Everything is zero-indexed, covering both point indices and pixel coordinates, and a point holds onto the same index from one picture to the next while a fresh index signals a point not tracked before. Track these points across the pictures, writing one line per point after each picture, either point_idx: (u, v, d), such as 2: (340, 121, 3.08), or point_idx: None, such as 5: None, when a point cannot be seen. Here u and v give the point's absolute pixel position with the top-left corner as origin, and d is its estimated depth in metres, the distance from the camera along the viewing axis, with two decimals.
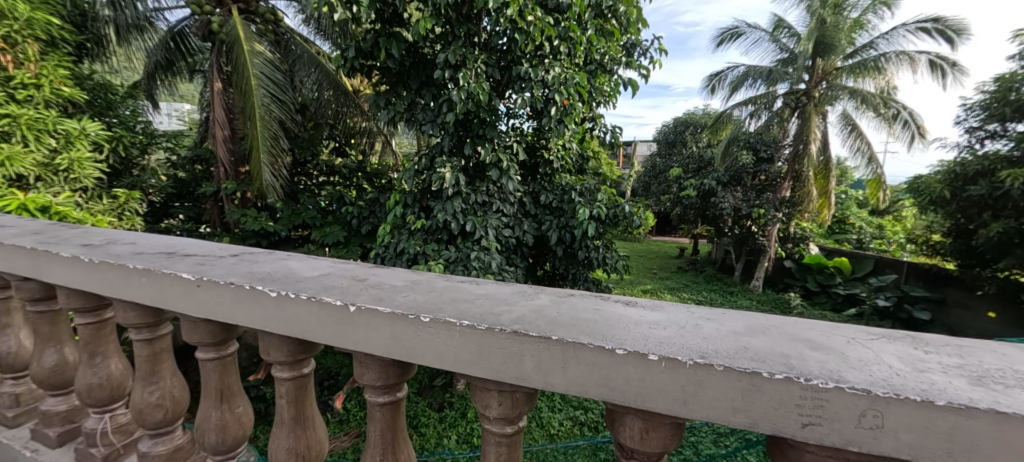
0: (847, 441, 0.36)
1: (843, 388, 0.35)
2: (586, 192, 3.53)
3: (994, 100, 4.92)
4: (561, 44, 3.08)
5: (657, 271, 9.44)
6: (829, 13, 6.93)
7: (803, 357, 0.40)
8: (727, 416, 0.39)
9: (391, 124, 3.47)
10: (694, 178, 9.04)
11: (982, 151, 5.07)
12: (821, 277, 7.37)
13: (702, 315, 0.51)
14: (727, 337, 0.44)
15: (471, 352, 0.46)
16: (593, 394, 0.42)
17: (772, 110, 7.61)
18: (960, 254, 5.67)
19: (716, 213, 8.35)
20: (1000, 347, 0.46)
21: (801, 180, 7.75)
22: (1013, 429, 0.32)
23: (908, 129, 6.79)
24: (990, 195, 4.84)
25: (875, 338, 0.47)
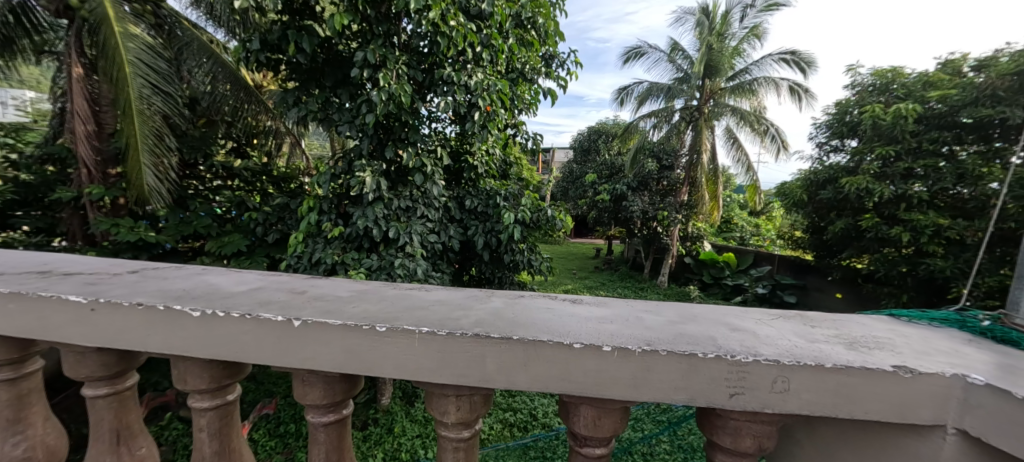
0: (763, 404, 0.42)
1: (760, 360, 0.41)
2: (511, 196, 3.62)
3: (836, 121, 6.01)
4: (483, 51, 3.13)
5: (577, 271, 9.97)
6: (714, 40, 7.91)
7: (726, 337, 0.47)
8: (671, 395, 0.43)
9: (302, 124, 3.21)
10: (607, 183, 9.77)
11: (829, 162, 6.12)
12: (713, 270, 8.39)
13: (640, 307, 0.56)
14: (665, 326, 0.49)
15: (433, 359, 0.46)
16: (553, 388, 0.44)
17: (671, 123, 8.59)
18: (815, 246, 6.76)
19: (627, 215, 9.08)
20: (859, 319, 0.58)
21: (696, 185, 8.72)
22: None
23: (775, 143, 8.03)
24: (836, 198, 5.87)
25: (775, 318, 0.56)
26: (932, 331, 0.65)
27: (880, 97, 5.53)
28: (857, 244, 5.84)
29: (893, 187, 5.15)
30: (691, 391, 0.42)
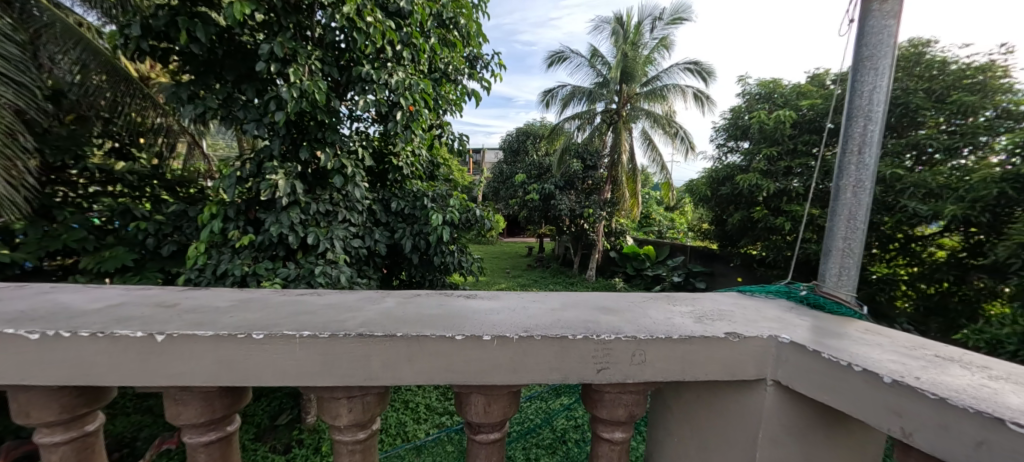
0: (624, 375, 0.49)
1: (620, 338, 0.47)
2: (439, 198, 3.59)
3: (732, 124, 6.73)
4: (404, 49, 3.06)
5: (510, 270, 10.11)
6: (629, 48, 8.46)
7: (599, 320, 0.52)
8: (547, 376, 0.48)
9: (199, 122, 2.90)
10: (536, 183, 10.03)
11: (727, 161, 6.84)
12: (636, 262, 9.00)
13: (529, 297, 0.61)
14: (547, 313, 0.54)
15: (316, 363, 0.46)
16: (438, 379, 0.47)
17: (594, 125, 9.06)
18: (718, 237, 7.49)
19: (555, 213, 9.41)
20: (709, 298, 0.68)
21: (617, 183, 9.28)
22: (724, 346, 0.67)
23: (684, 144, 8.79)
24: (733, 194, 6.57)
25: (644, 301, 0.63)
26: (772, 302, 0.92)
27: (765, 104, 6.29)
28: (753, 234, 6.60)
29: (778, 183, 5.88)
30: (563, 370, 0.47)
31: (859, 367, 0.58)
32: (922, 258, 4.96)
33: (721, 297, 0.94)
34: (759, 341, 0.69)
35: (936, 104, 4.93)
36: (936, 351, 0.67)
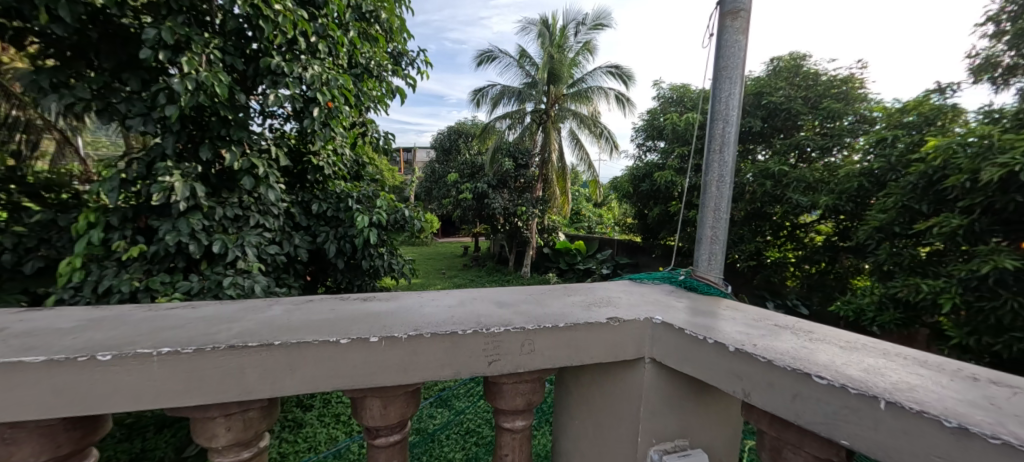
0: (512, 363, 0.64)
1: (509, 329, 0.62)
2: (364, 198, 3.44)
3: (649, 125, 7.24)
4: (319, 42, 2.89)
5: (446, 270, 10.00)
6: (555, 51, 8.71)
7: (489, 316, 0.65)
8: (440, 372, 0.60)
9: (69, 117, 2.51)
10: (469, 183, 10.01)
11: (646, 159, 7.33)
12: (568, 257, 9.36)
13: (426, 300, 0.71)
14: (441, 313, 0.65)
15: (180, 380, 0.51)
16: (323, 384, 0.55)
17: (524, 125, 9.23)
18: (641, 231, 8.02)
19: (489, 212, 9.46)
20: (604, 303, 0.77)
21: (548, 182, 9.56)
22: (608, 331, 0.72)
23: (609, 143, 9.27)
24: (652, 190, 7.06)
25: (518, 302, 0.77)
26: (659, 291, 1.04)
27: (676, 108, 6.87)
28: (670, 226, 7.15)
29: (690, 179, 6.42)
30: (457, 364, 0.60)
31: (713, 341, 0.68)
32: (806, 242, 5.70)
33: (621, 288, 1.04)
34: (637, 324, 0.76)
35: (811, 110, 5.70)
36: (777, 321, 0.82)
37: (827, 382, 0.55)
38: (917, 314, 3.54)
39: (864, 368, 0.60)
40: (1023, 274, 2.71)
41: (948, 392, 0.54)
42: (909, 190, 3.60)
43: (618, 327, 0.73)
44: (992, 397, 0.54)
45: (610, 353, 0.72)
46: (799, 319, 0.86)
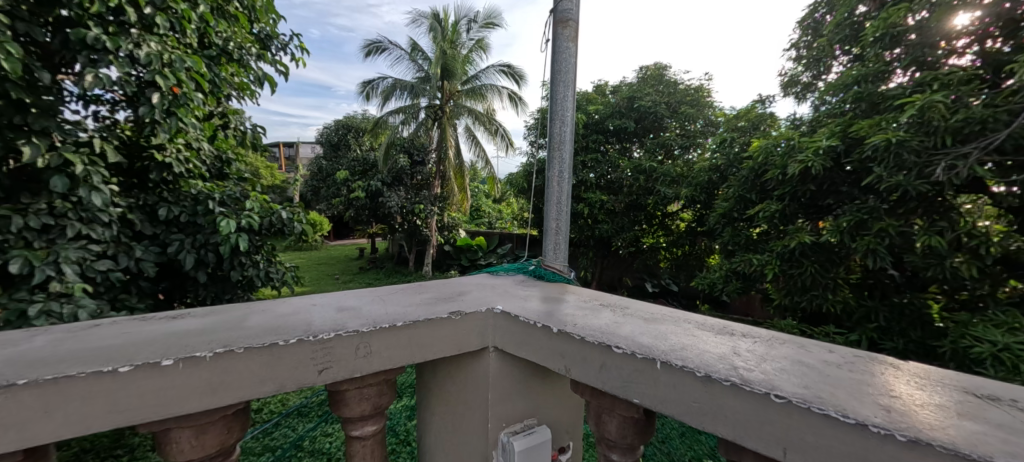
0: (343, 368, 0.80)
1: (337, 336, 0.78)
2: (230, 200, 3.01)
3: (540, 124, 7.59)
4: (159, 14, 2.39)
5: (340, 275, 9.34)
6: (448, 46, 8.61)
7: (322, 328, 0.80)
8: (264, 387, 0.73)
9: None
10: (361, 180, 9.44)
11: (538, 155, 7.69)
12: (469, 254, 9.43)
13: (267, 321, 0.83)
14: (279, 330, 0.79)
15: (14, 418, 0.57)
16: (162, 406, 0.65)
17: (419, 121, 9.00)
18: (538, 224, 8.39)
19: (385, 211, 9.06)
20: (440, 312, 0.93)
21: (446, 179, 9.50)
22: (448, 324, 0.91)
23: (505, 141, 9.53)
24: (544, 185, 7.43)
25: (355, 310, 0.93)
26: (523, 291, 1.18)
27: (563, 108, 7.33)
28: None
29: (578, 175, 6.89)
30: (290, 376, 0.75)
31: (541, 325, 0.87)
32: (672, 229, 6.54)
33: (487, 289, 1.19)
34: (479, 315, 0.97)
35: (673, 114, 6.54)
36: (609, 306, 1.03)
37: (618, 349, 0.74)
38: (752, 283, 4.28)
39: (654, 336, 0.80)
40: (817, 247, 3.47)
41: (709, 349, 0.74)
42: (744, 182, 4.34)
43: (459, 319, 0.93)
44: (737, 348, 0.75)
45: (448, 343, 0.91)
46: (631, 301, 1.07)
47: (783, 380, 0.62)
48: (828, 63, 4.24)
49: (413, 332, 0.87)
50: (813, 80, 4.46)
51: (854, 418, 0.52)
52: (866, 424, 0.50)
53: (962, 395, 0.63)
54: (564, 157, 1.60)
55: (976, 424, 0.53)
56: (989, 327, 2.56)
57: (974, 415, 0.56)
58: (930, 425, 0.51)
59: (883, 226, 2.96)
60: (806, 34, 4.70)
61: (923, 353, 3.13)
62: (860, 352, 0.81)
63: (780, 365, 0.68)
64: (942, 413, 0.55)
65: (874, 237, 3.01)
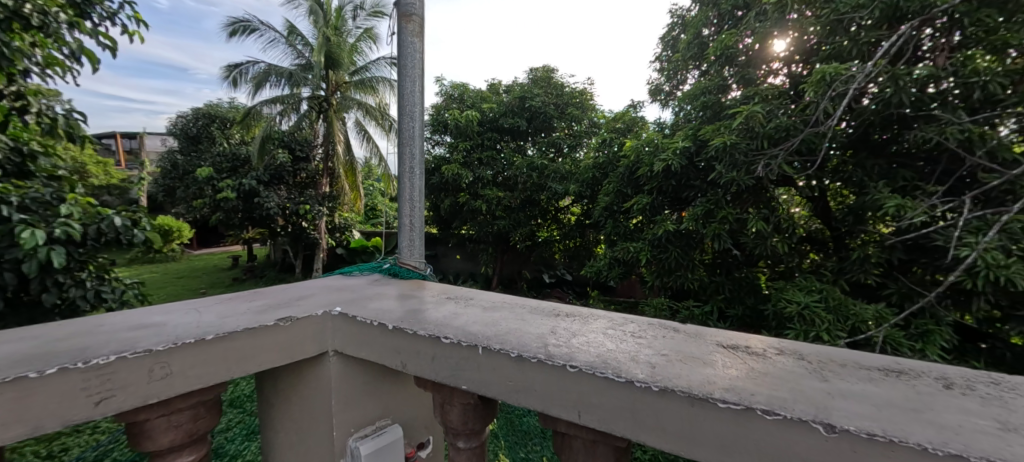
0: (130, 392, 0.72)
1: (122, 358, 0.70)
2: (35, 204, 2.34)
3: (434, 120, 7.46)
4: None
5: (209, 289, 8.10)
6: (332, 33, 7.92)
7: (101, 352, 0.72)
8: (8, 430, 0.62)
9: None
10: (231, 178, 8.26)
11: (434, 152, 7.54)
12: (365, 256, 8.93)
13: (14, 354, 0.70)
14: (33, 361, 0.67)
15: None
16: None
17: (301, 112, 8.20)
18: (437, 222, 8.27)
19: (263, 213, 8.08)
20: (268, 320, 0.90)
21: (335, 176, 8.84)
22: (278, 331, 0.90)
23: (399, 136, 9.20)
24: (441, 183, 7.32)
25: (151, 330, 0.84)
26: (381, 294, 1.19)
27: (458, 104, 7.33)
28: (461, 217, 7.59)
29: (474, 172, 6.93)
30: (54, 411, 0.65)
31: (378, 324, 0.91)
32: (564, 222, 6.95)
33: (329, 293, 1.20)
34: (317, 319, 0.98)
35: (561, 115, 6.94)
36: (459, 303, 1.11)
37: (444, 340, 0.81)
38: (631, 268, 4.77)
39: (484, 325, 0.88)
40: (678, 235, 3.97)
41: (531, 332, 0.84)
42: (621, 178, 4.81)
43: (289, 325, 0.92)
44: (556, 330, 0.87)
45: (276, 351, 0.90)
46: (480, 297, 1.18)
47: (583, 351, 0.73)
48: (682, 76, 4.91)
49: (231, 344, 0.83)
50: (673, 90, 5.12)
51: (625, 377, 0.63)
52: (632, 381, 0.62)
53: (716, 349, 0.81)
54: (413, 152, 1.82)
55: (715, 369, 0.68)
56: (798, 291, 3.20)
57: (716, 363, 0.72)
58: (680, 373, 0.65)
59: (725, 214, 3.52)
60: (667, 49, 5.36)
61: (756, 317, 3.82)
62: (656, 325, 0.98)
63: (585, 339, 0.81)
64: (695, 364, 0.70)
65: (720, 223, 3.56)
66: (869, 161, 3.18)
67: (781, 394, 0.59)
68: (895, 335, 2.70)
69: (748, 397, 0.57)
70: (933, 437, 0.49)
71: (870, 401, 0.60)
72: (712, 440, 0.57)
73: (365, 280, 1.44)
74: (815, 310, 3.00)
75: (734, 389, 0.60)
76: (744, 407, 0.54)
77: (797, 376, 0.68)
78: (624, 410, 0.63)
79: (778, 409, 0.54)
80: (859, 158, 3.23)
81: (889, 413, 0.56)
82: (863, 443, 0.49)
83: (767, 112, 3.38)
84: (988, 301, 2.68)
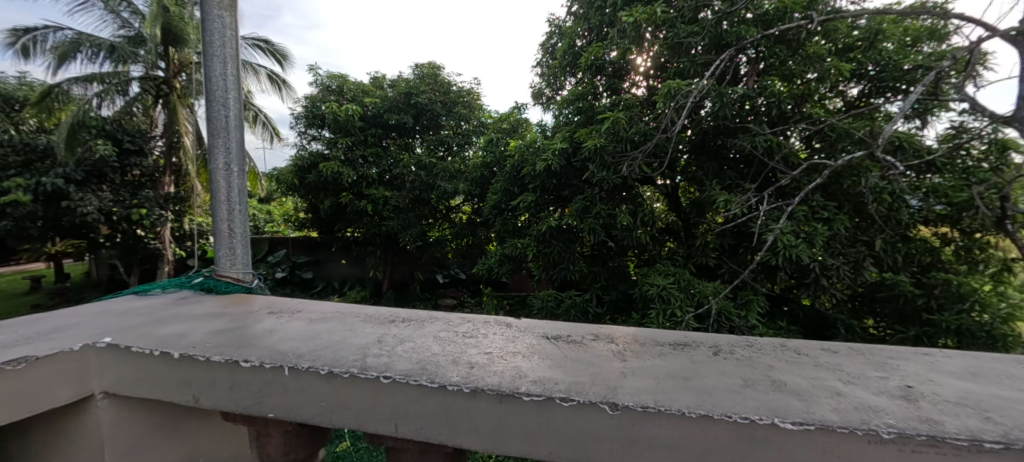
0: None
1: None
2: None
3: (309, 113, 6.78)
4: None
5: None
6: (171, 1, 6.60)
7: None
8: None
9: None
10: (23, 175, 6.39)
11: (310, 148, 6.85)
12: None
13: None
14: None
15: None
16: None
17: (129, 96, 6.84)
18: (316, 225, 7.56)
19: (78, 220, 6.43)
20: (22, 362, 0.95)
21: (183, 174, 7.56)
22: (27, 372, 0.96)
23: (266, 129, 8.18)
24: (319, 182, 6.67)
25: None
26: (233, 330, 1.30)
27: (335, 97, 6.77)
28: (343, 218, 7.04)
29: (356, 171, 6.47)
30: None
31: (159, 352, 1.06)
32: (455, 221, 6.89)
33: (100, 326, 1.25)
34: (76, 354, 1.06)
35: (448, 113, 6.87)
36: (249, 332, 1.29)
37: (227, 360, 1.02)
38: (519, 264, 4.93)
39: (274, 348, 1.11)
40: (558, 231, 4.27)
41: (352, 344, 1.19)
42: (508, 176, 4.94)
43: (43, 364, 0.99)
44: (392, 344, 1.23)
45: (30, 389, 0.97)
46: (281, 324, 1.40)
47: (405, 360, 1.07)
48: (560, 82, 5.23)
49: None
50: (554, 94, 5.40)
51: (437, 383, 0.93)
52: (444, 385, 0.92)
53: (533, 347, 1.27)
54: (230, 140, 2.24)
55: (529, 362, 1.12)
56: (657, 275, 3.63)
57: (533, 356, 1.17)
58: (496, 371, 1.03)
59: (599, 210, 3.85)
60: (547, 55, 5.66)
61: (626, 300, 4.28)
62: (506, 334, 1.42)
63: (407, 346, 1.20)
64: (515, 359, 1.13)
65: (594, 218, 3.88)
66: (707, 163, 3.81)
67: (579, 382, 0.98)
68: (727, 307, 3.28)
69: (548, 387, 0.94)
70: (692, 403, 0.89)
71: (653, 377, 1.04)
72: (522, 420, 0.90)
73: (166, 314, 1.51)
74: (671, 290, 3.45)
75: (539, 380, 0.98)
76: (547, 398, 0.88)
77: (607, 366, 1.12)
78: (438, 407, 0.93)
79: (576, 397, 0.89)
80: (699, 160, 3.85)
81: (669, 388, 0.97)
82: (642, 414, 0.85)
83: (630, 119, 3.79)
84: (786, 273, 3.39)
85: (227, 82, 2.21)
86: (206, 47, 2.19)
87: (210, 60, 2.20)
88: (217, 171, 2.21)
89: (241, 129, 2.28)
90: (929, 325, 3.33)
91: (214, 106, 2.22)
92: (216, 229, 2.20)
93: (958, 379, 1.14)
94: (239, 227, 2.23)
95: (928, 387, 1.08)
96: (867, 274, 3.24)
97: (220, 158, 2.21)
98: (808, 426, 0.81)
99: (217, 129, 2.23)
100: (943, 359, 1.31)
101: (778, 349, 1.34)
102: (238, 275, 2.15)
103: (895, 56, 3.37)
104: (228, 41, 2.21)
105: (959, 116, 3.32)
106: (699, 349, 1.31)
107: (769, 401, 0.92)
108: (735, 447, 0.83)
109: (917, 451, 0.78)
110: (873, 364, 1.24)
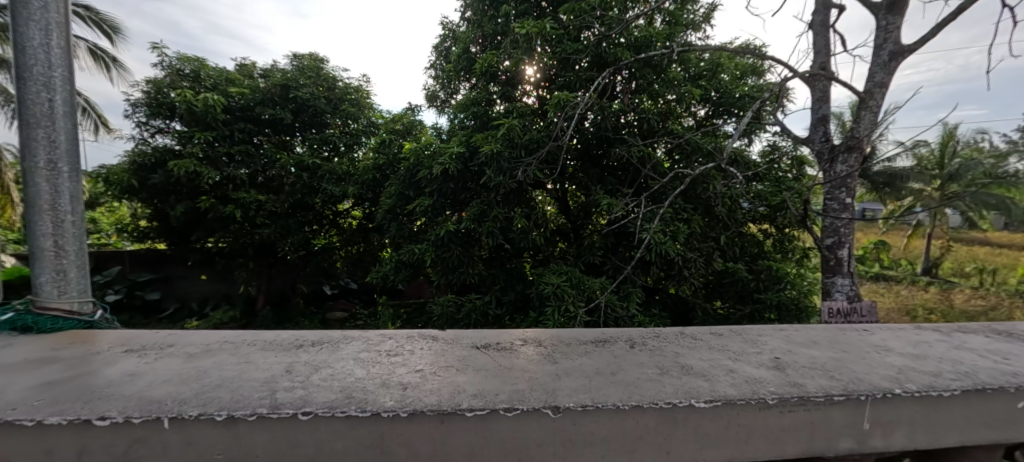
0: None
1: None
2: None
3: (152, 100, 5.66)
4: None
5: None
6: None
7: None
8: None
9: None
10: None
11: (155, 142, 5.67)
12: None
13: None
14: None
15: None
16: None
17: None
18: (164, 234, 6.31)
19: None
20: None
21: None
22: None
23: (89, 117, 6.61)
24: (169, 183, 5.60)
25: None
26: (89, 380, 1.08)
27: (189, 83, 5.75)
28: (203, 225, 5.96)
29: (219, 171, 5.56)
30: None
31: None
32: (344, 227, 6.42)
33: None
34: None
35: (333, 111, 6.30)
36: (98, 380, 1.08)
37: (72, 421, 0.85)
38: (417, 270, 4.78)
39: (139, 401, 0.95)
40: (456, 237, 4.20)
41: (253, 378, 1.10)
42: (403, 180, 4.76)
43: None
44: (313, 374, 1.14)
45: None
46: (144, 366, 1.19)
47: (328, 391, 1.02)
48: (453, 87, 5.23)
49: None
50: (448, 98, 5.39)
51: (369, 411, 0.91)
52: (378, 412, 0.90)
53: (468, 359, 1.28)
54: (59, 131, 1.74)
55: (465, 375, 1.14)
56: (552, 274, 3.82)
57: (471, 369, 1.19)
58: (432, 389, 1.03)
59: (495, 214, 3.93)
60: (440, 58, 5.62)
61: (523, 301, 4.42)
62: (437, 349, 1.38)
63: (323, 375, 1.13)
64: (451, 375, 1.14)
65: (492, 221, 3.96)
66: (591, 169, 4.16)
67: (518, 389, 1.04)
68: (612, 299, 3.65)
69: (489, 398, 0.98)
70: (624, 396, 1.00)
71: (584, 376, 1.14)
72: (464, 437, 0.91)
73: None
74: (564, 287, 3.66)
75: (478, 392, 1.02)
76: (491, 410, 0.92)
77: (540, 370, 1.18)
78: (369, 439, 0.89)
79: (520, 405, 0.94)
80: (585, 168, 4.17)
81: (601, 385, 1.08)
82: (585, 413, 0.94)
83: (524, 127, 3.97)
84: (656, 267, 3.86)
85: (52, 56, 1.72)
86: (15, 6, 1.66)
87: (23, 25, 1.68)
88: (37, 170, 1.70)
89: (72, 119, 1.79)
90: (758, 303, 4.12)
91: (32, 86, 1.71)
92: (35, 246, 1.71)
93: (806, 347, 1.44)
94: (73, 243, 1.76)
95: (789, 356, 1.35)
96: (714, 264, 3.90)
97: (41, 154, 1.71)
98: (720, 403, 0.98)
99: (36, 115, 1.71)
100: (792, 332, 1.65)
101: (675, 337, 1.55)
102: (71, 306, 1.74)
103: (729, 87, 4.18)
104: (53, 3, 1.71)
105: (773, 138, 4.22)
106: (615, 344, 1.45)
107: (683, 385, 1.08)
108: (663, 431, 0.96)
109: (793, 410, 1.00)
110: (749, 342, 1.51)
